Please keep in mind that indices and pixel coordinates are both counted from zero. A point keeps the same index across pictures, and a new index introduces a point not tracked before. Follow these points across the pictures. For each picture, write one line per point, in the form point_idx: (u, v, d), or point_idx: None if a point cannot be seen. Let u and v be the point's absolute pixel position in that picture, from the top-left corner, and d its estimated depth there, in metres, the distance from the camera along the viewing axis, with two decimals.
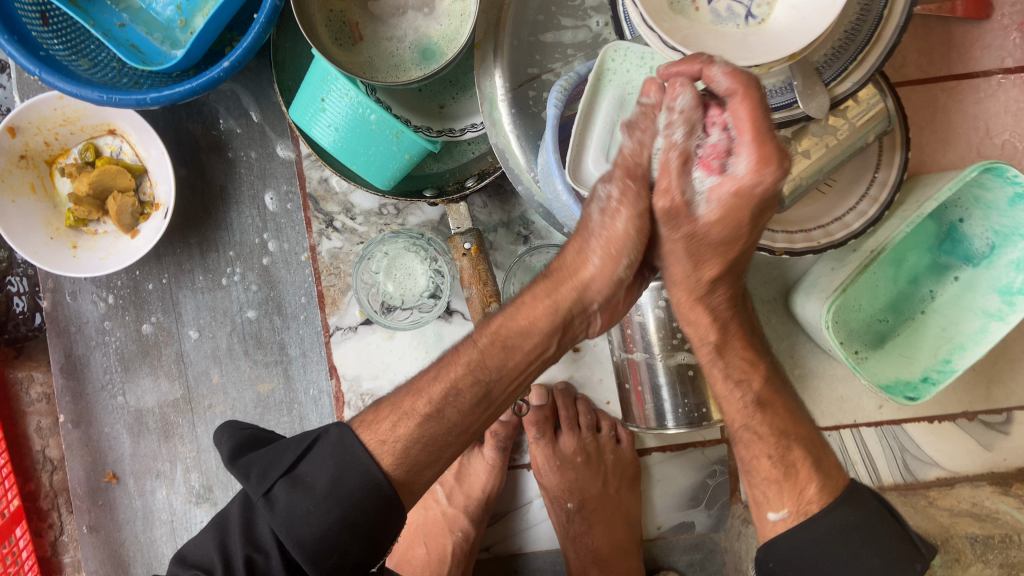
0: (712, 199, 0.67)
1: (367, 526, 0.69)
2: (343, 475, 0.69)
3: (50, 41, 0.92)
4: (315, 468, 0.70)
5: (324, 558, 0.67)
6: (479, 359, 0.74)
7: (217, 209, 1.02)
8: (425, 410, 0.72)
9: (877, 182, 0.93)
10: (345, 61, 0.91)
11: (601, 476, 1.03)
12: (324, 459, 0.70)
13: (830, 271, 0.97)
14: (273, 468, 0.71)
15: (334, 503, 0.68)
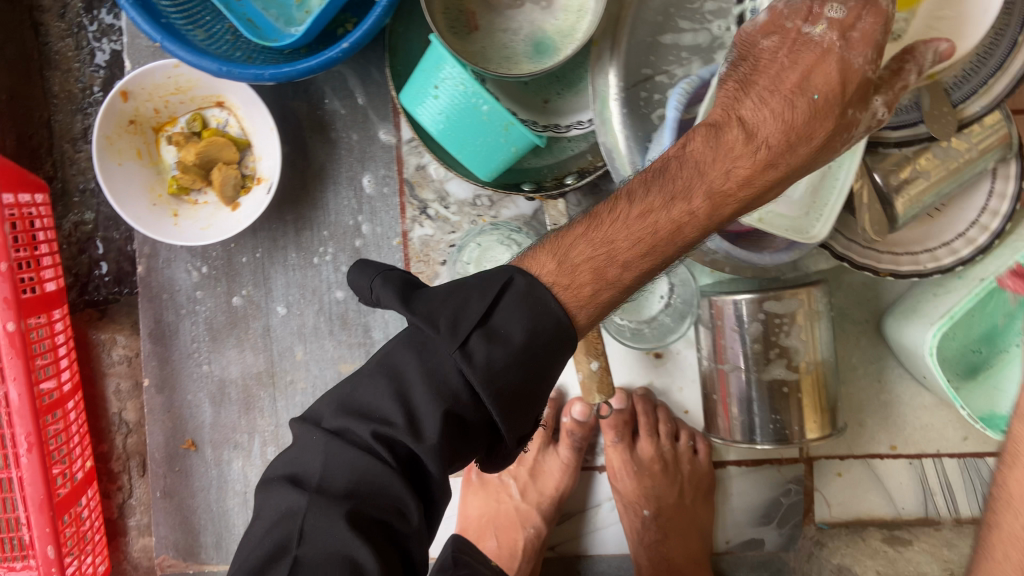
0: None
1: (544, 372, 0.64)
2: (537, 324, 0.63)
3: (168, 8, 0.92)
4: (507, 319, 0.63)
5: (509, 414, 0.62)
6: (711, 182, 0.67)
7: (315, 188, 1.03)
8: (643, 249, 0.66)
9: (987, 211, 0.91)
10: (460, 48, 0.91)
11: (678, 485, 1.02)
12: (513, 310, 0.62)
13: (932, 297, 0.95)
14: (461, 316, 0.62)
15: (528, 359, 0.62)
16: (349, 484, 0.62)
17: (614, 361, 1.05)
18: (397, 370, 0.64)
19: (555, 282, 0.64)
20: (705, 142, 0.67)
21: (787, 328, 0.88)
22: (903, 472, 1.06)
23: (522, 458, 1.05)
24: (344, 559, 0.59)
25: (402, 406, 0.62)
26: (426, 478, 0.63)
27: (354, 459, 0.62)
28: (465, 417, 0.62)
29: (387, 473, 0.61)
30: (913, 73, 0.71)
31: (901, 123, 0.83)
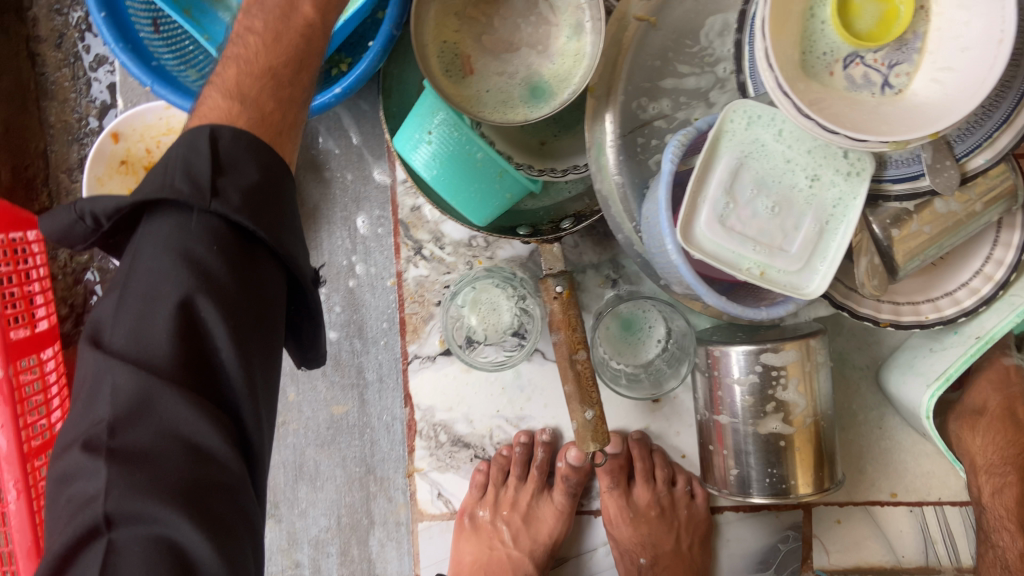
0: None
1: (283, 193, 0.62)
2: (261, 158, 0.61)
3: (160, 49, 0.93)
4: (232, 171, 0.60)
5: (251, 282, 0.59)
6: (247, 75, 0.67)
7: (308, 227, 1.02)
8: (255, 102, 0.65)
9: (992, 260, 0.89)
10: (453, 93, 0.88)
11: (674, 532, 1.00)
12: (237, 151, 0.60)
13: (929, 354, 0.94)
14: (197, 173, 0.58)
15: (256, 205, 0.59)
16: (109, 413, 0.54)
17: (610, 405, 1.04)
18: (137, 275, 0.58)
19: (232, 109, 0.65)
20: (238, 73, 0.67)
21: (784, 381, 0.87)
22: (904, 520, 1.04)
23: (516, 503, 1.03)
24: (185, 446, 0.54)
25: (167, 258, 0.57)
26: (259, 377, 0.59)
27: (168, 385, 0.55)
28: (218, 249, 0.58)
29: (174, 386, 0.55)
30: (914, 134, 0.69)
31: (902, 176, 0.80)
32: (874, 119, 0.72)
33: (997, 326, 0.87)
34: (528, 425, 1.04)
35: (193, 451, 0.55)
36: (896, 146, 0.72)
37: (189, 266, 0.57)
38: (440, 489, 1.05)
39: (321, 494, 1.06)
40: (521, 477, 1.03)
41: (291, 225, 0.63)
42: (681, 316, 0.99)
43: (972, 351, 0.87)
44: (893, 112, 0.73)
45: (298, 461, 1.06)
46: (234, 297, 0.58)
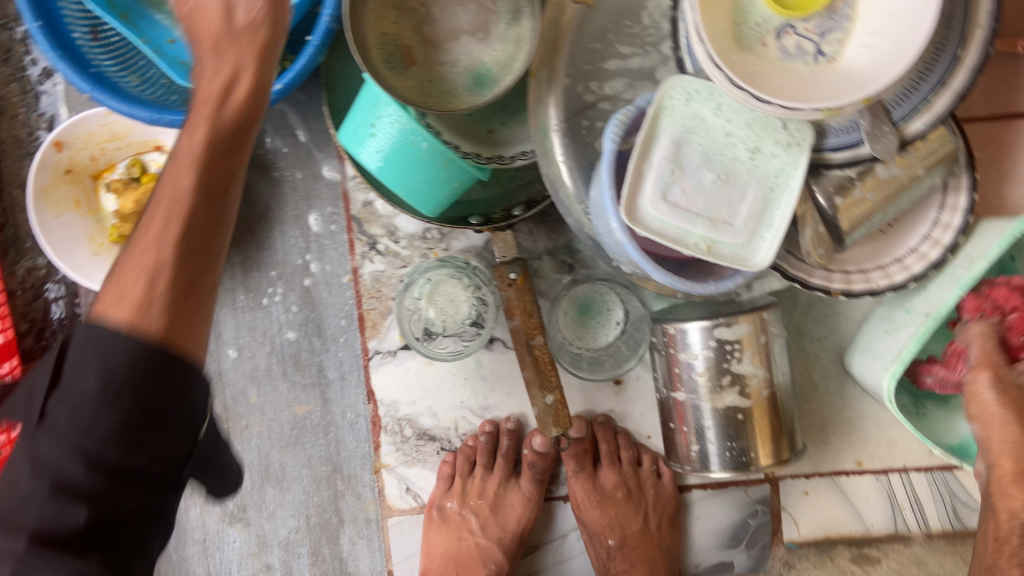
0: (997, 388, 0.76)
1: (170, 388, 0.59)
2: (109, 348, 0.56)
3: (99, 55, 0.91)
4: (78, 375, 0.57)
5: (135, 446, 0.57)
6: (201, 174, 0.65)
7: (260, 228, 1.01)
8: (159, 294, 0.60)
9: (940, 224, 0.89)
10: (396, 84, 0.88)
11: (642, 512, 1.01)
12: (84, 359, 0.56)
13: (885, 334, 0.94)
14: (69, 390, 0.57)
15: (117, 401, 0.56)
16: (29, 479, 0.55)
17: (573, 391, 1.04)
18: (14, 469, 0.57)
19: (134, 319, 0.58)
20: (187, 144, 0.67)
21: (739, 354, 0.87)
22: (871, 488, 1.04)
23: (483, 492, 1.03)
24: (51, 524, 0.54)
25: (49, 443, 0.56)
26: (115, 515, 0.57)
27: (42, 510, 0.54)
28: (94, 411, 0.56)
29: (54, 503, 0.54)
30: (846, 99, 0.70)
31: (841, 144, 0.82)
32: (809, 88, 0.72)
33: (945, 301, 0.86)
34: (493, 415, 1.04)
35: (110, 540, 0.57)
36: (831, 113, 0.72)
37: (55, 428, 0.56)
38: (408, 484, 1.05)
39: (288, 495, 1.05)
40: (489, 466, 1.03)
41: (175, 424, 0.59)
42: (636, 297, 0.99)
43: (924, 330, 0.86)
44: (827, 80, 0.73)
45: (263, 463, 1.05)
46: (110, 472, 0.56)
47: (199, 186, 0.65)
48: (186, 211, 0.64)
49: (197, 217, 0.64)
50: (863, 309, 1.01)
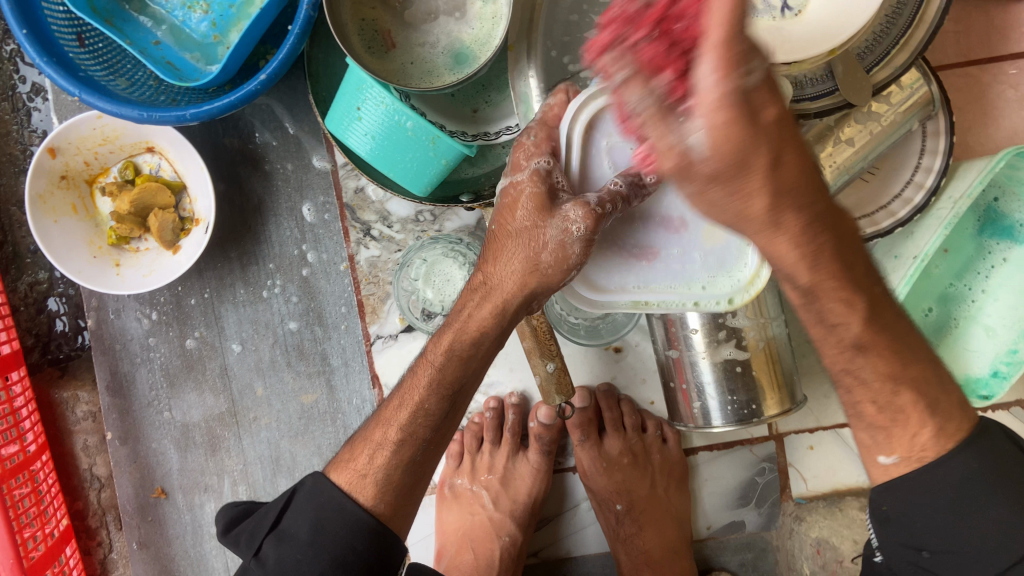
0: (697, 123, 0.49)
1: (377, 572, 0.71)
2: (322, 521, 0.71)
3: (86, 61, 0.92)
4: (296, 520, 0.72)
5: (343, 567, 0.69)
6: (438, 375, 0.74)
7: (255, 222, 1.03)
8: (397, 438, 0.74)
9: (922, 169, 0.91)
10: (379, 68, 0.91)
11: (648, 477, 1.02)
12: (300, 513, 0.72)
13: None
14: (284, 531, 0.72)
15: (319, 546, 0.70)
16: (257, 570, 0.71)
17: (574, 361, 1.05)
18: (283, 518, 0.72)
19: (351, 485, 0.74)
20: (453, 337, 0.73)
21: (733, 308, 0.89)
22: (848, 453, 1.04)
23: (493, 468, 1.05)
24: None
25: (280, 545, 0.71)
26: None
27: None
28: (312, 526, 0.71)
29: None
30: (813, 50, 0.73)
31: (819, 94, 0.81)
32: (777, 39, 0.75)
33: (931, 244, 0.88)
34: (497, 390, 1.06)
35: None
36: (798, 66, 0.75)
37: (287, 536, 0.71)
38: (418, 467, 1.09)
39: None
40: (496, 441, 1.05)
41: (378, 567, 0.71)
42: None
43: (911, 272, 0.88)
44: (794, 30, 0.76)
45: (274, 454, 1.06)
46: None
47: (493, 335, 0.73)
48: (474, 329, 0.72)
49: (445, 366, 0.73)
50: None
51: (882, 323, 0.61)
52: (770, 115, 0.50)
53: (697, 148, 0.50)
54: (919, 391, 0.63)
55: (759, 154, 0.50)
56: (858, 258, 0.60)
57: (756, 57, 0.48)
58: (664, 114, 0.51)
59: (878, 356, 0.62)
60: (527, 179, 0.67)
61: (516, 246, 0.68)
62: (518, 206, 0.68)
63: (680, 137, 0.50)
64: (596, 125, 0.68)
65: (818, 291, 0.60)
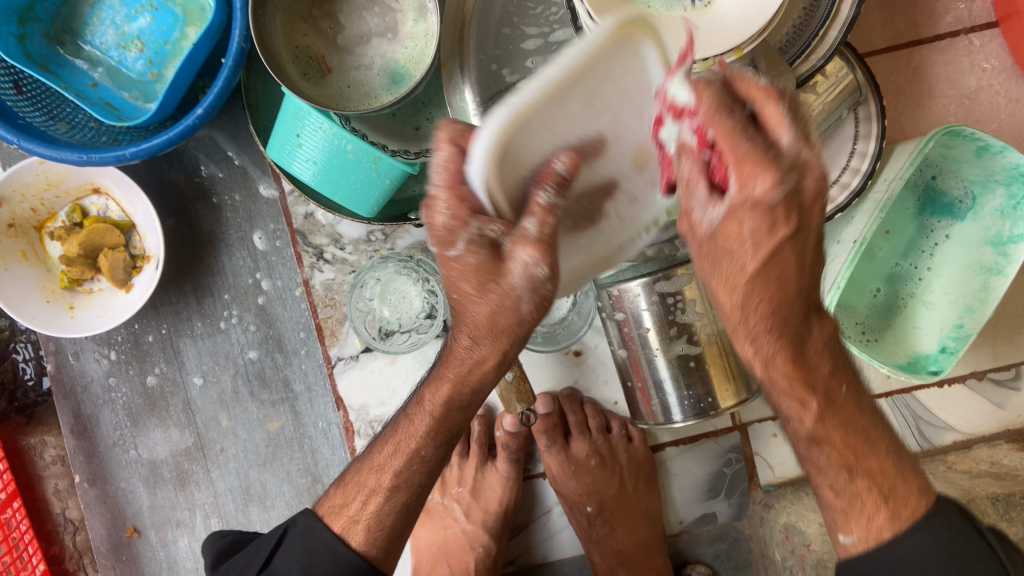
0: (716, 211, 0.55)
1: None
2: (313, 561, 0.73)
3: (25, 108, 0.92)
4: (286, 558, 0.74)
5: None
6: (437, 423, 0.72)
7: (208, 254, 1.03)
8: (390, 484, 0.74)
9: (857, 154, 0.93)
10: (316, 94, 0.92)
11: (617, 476, 1.03)
12: (291, 552, 0.74)
13: (821, 267, 0.98)
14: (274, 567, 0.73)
15: None
16: None
17: (535, 368, 1.06)
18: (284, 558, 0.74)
19: (344, 532, 0.74)
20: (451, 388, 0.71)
21: (682, 305, 0.90)
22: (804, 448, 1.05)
23: (463, 480, 1.06)
24: None
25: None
26: None
27: None
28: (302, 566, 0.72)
29: None
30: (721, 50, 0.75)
31: None
32: None
33: (867, 228, 0.89)
34: None
35: None
36: (706, 65, 0.75)
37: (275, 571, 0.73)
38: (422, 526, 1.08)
39: (273, 512, 1.06)
40: (464, 454, 1.08)
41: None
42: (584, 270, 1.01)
43: (852, 256, 0.90)
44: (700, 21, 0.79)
45: (244, 484, 1.06)
46: None
47: (491, 385, 0.71)
48: (474, 381, 0.70)
49: (445, 413, 0.72)
50: None
51: (839, 418, 0.64)
52: (783, 232, 0.54)
53: (717, 230, 0.56)
54: (876, 480, 0.64)
55: (757, 257, 0.55)
56: (823, 361, 0.63)
57: (788, 170, 0.52)
58: (691, 195, 0.56)
59: (834, 448, 0.64)
60: (465, 250, 0.59)
61: (482, 305, 0.63)
62: (466, 278, 0.62)
63: (704, 215, 0.56)
64: (507, 159, 0.55)
65: (775, 389, 0.64)
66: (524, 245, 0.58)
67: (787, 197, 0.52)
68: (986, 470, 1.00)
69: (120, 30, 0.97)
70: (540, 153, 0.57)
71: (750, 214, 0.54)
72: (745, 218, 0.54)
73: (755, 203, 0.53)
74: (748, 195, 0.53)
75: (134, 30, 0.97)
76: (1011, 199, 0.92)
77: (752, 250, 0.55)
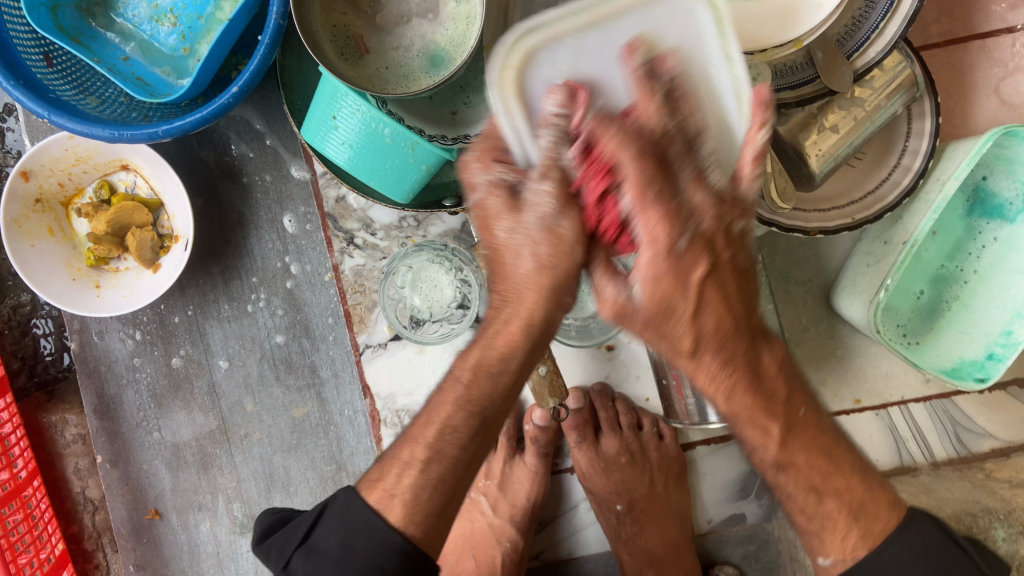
0: (638, 278, 0.60)
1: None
2: (353, 539, 0.65)
3: (55, 82, 0.90)
4: (327, 535, 0.67)
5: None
6: (467, 393, 0.67)
7: (237, 236, 1.01)
8: (424, 456, 0.67)
9: (909, 152, 0.90)
10: (354, 75, 0.89)
11: (647, 475, 1.01)
12: (330, 529, 0.67)
13: (868, 268, 0.95)
14: (313, 546, 0.67)
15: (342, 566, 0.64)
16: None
17: (567, 362, 1.04)
18: (326, 529, 0.67)
19: (381, 506, 0.66)
20: (480, 356, 0.67)
21: None
22: (873, 424, 1.06)
23: (491, 473, 1.05)
24: None
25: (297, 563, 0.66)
26: None
27: None
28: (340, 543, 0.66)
29: None
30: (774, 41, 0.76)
31: (799, 82, 0.81)
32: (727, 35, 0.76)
33: (919, 228, 0.87)
34: None
35: None
36: (762, 57, 0.78)
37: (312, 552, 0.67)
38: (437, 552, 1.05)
39: (296, 499, 1.04)
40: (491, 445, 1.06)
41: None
42: None
43: (902, 258, 0.87)
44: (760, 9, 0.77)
45: (268, 470, 1.04)
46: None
47: (522, 353, 0.67)
48: (502, 347, 0.66)
49: (473, 386, 0.67)
50: (842, 247, 1.03)
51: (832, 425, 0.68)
52: (698, 272, 0.59)
53: (638, 292, 0.60)
54: (843, 498, 0.67)
55: (686, 302, 0.60)
56: None
57: (685, 220, 0.58)
58: (611, 249, 0.62)
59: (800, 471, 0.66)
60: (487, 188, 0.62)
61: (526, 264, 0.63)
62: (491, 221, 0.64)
63: (624, 289, 0.61)
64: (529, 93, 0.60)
65: (736, 419, 0.66)
66: (548, 179, 0.59)
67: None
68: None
69: (153, 4, 0.94)
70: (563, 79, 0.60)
71: (664, 260, 0.59)
72: (652, 262, 0.59)
73: (713, 234, 0.59)
74: (657, 241, 0.58)
75: (168, 4, 0.94)
76: None
77: (668, 307, 0.60)
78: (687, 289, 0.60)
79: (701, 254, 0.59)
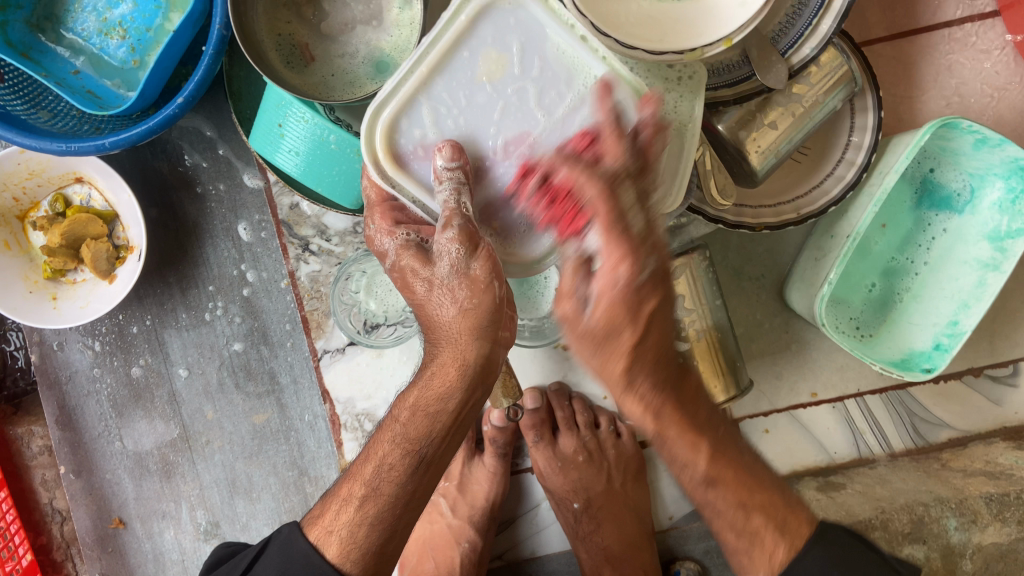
0: (594, 295, 0.60)
1: None
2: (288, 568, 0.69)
3: (5, 97, 0.90)
4: (266, 566, 0.70)
5: None
6: (403, 432, 0.70)
7: (193, 245, 1.02)
8: (361, 494, 0.69)
9: (853, 146, 0.91)
10: (301, 85, 0.91)
11: (605, 472, 1.02)
12: (270, 560, 0.70)
13: (816, 262, 0.96)
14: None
15: None
16: None
17: (524, 362, 1.06)
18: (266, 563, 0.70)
19: (319, 542, 0.69)
20: (419, 395, 0.71)
21: None
22: (829, 417, 1.06)
23: (450, 475, 1.06)
24: None
25: None
26: None
27: None
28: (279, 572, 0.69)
29: None
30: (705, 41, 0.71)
31: (735, 80, 0.83)
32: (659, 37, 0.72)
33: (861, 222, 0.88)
34: None
35: None
36: (695, 56, 0.71)
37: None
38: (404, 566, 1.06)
39: (258, 505, 1.05)
40: None
41: None
42: None
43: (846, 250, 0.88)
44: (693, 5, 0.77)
45: (230, 477, 1.05)
46: None
47: (459, 393, 0.70)
48: (439, 388, 0.70)
49: (413, 420, 0.70)
50: (794, 242, 1.04)
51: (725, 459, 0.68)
52: (648, 305, 0.60)
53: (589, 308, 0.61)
54: (768, 514, 0.68)
55: (631, 329, 0.60)
56: None
57: (647, 249, 0.59)
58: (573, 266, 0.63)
59: (727, 488, 0.68)
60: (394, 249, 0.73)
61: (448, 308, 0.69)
62: (410, 281, 0.72)
63: (580, 295, 0.62)
64: (404, 159, 0.70)
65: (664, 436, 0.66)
66: (451, 228, 0.66)
67: (651, 273, 0.60)
68: (979, 469, 0.98)
69: (101, 17, 0.95)
70: (434, 140, 0.70)
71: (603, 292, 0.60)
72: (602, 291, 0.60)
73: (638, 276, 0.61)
74: (616, 280, 0.59)
75: (116, 17, 0.95)
76: (1009, 194, 0.90)
77: (619, 326, 0.60)
78: (630, 320, 0.60)
79: (572, 295, 0.62)
